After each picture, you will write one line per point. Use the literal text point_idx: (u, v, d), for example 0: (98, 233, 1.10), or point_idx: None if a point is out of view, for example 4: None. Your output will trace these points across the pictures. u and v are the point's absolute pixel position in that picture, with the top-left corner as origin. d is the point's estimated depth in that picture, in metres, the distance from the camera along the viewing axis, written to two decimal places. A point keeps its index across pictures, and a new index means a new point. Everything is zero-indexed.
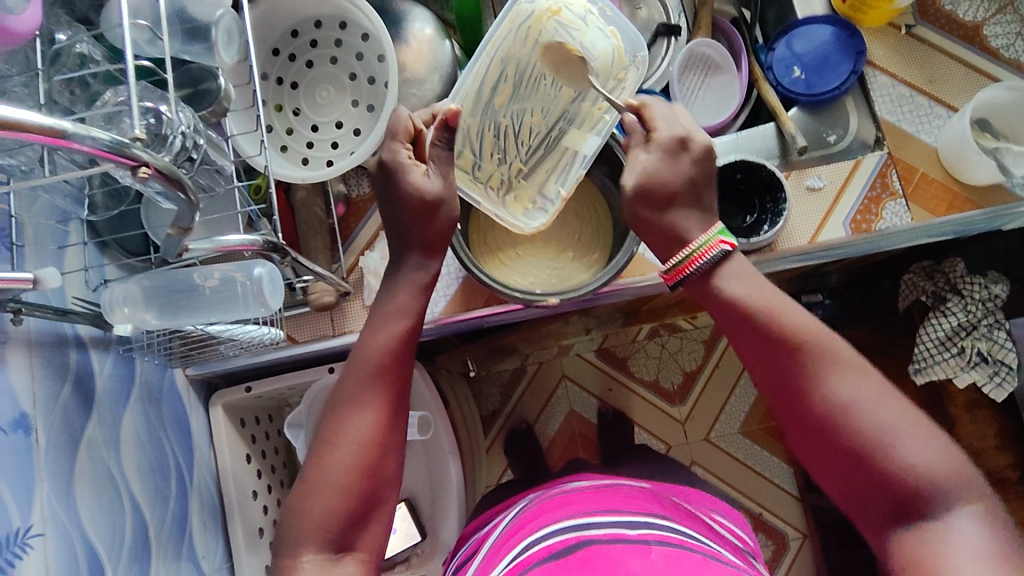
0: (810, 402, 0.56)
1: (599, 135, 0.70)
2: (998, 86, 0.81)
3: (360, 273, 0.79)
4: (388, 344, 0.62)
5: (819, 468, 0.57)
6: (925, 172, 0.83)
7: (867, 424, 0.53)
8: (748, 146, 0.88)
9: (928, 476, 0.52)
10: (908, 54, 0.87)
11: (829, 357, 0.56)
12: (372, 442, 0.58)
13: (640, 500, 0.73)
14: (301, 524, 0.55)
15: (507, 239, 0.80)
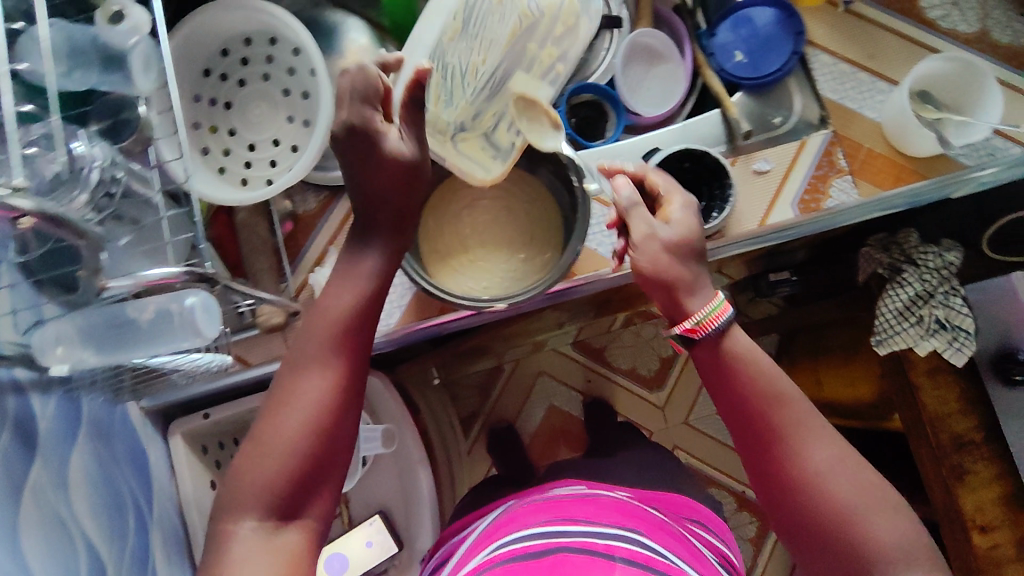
0: (792, 467, 0.62)
1: (552, 85, 0.79)
2: (936, 57, 0.80)
3: (310, 291, 0.78)
4: (349, 301, 0.62)
5: (793, 531, 0.62)
6: (870, 148, 0.83)
7: (838, 495, 0.59)
8: (694, 132, 0.86)
9: (874, 534, 0.57)
10: (847, 30, 0.86)
11: (814, 429, 0.63)
12: (325, 405, 0.58)
13: (611, 509, 0.73)
14: (245, 488, 0.55)
15: (457, 244, 0.79)
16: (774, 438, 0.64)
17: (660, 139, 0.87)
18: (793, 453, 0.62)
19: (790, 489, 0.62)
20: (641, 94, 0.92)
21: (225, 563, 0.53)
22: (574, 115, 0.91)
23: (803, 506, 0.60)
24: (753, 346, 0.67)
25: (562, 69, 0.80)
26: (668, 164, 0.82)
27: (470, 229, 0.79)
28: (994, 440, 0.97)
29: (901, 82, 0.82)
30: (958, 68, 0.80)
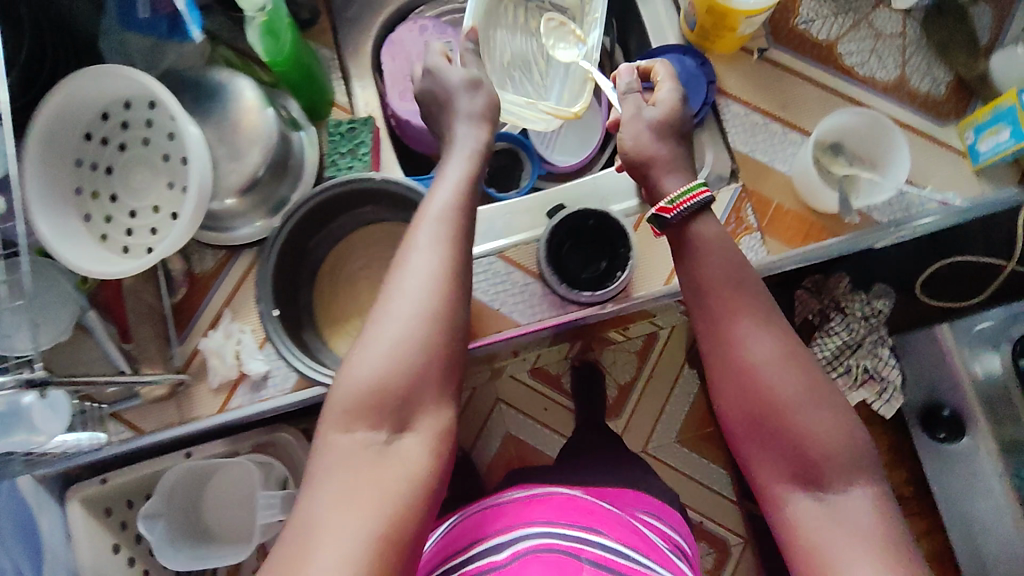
0: (748, 353, 0.61)
1: None
2: (843, 112, 0.78)
3: (202, 358, 0.77)
4: (448, 203, 0.63)
5: (748, 445, 0.61)
6: (780, 203, 0.81)
7: (790, 413, 0.58)
8: (607, 185, 0.82)
9: (822, 446, 0.57)
10: (761, 79, 0.83)
11: (747, 310, 0.63)
12: (431, 299, 0.59)
13: (563, 507, 0.66)
14: (354, 390, 0.55)
15: (355, 307, 0.77)
16: (737, 314, 0.63)
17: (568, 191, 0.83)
18: (727, 341, 0.62)
19: (739, 385, 0.61)
20: (558, 143, 0.91)
21: (315, 489, 0.52)
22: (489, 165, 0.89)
23: (750, 407, 0.60)
24: (715, 237, 0.66)
25: None
26: (572, 221, 0.79)
27: (368, 291, 0.77)
28: (920, 494, 1.02)
29: (809, 135, 0.80)
30: (867, 123, 0.78)
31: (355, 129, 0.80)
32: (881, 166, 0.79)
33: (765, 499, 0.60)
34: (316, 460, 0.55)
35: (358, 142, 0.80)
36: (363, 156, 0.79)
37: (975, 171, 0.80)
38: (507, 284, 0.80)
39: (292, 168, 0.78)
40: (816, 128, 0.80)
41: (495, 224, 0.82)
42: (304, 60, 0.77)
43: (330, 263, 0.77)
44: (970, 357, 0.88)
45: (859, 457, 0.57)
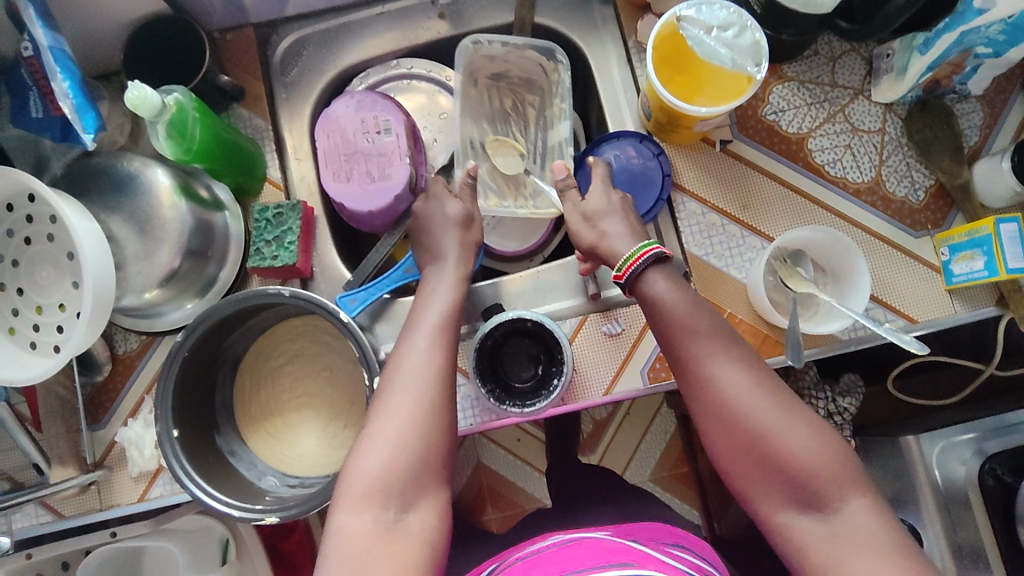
0: (717, 389, 0.59)
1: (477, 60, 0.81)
2: (805, 227, 0.72)
3: (121, 446, 0.75)
4: (443, 315, 0.66)
5: (742, 479, 0.58)
6: (733, 313, 0.75)
7: (780, 441, 0.56)
8: (549, 283, 0.79)
9: (814, 467, 0.55)
10: (721, 175, 0.77)
11: (713, 343, 0.61)
12: (434, 386, 0.61)
13: (599, 552, 0.59)
14: (362, 477, 0.57)
15: (273, 405, 0.74)
16: (703, 356, 0.61)
17: (510, 287, 0.79)
18: (700, 377, 0.60)
19: (717, 418, 0.59)
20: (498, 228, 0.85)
21: (342, 554, 0.54)
22: None
23: (736, 446, 0.58)
24: (670, 290, 0.64)
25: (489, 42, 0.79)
26: (512, 323, 0.76)
27: (289, 387, 0.74)
28: None
29: (769, 244, 0.73)
30: (827, 238, 0.72)
31: (282, 215, 0.76)
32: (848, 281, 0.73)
33: (769, 532, 0.57)
34: (335, 540, 0.55)
35: (284, 230, 0.76)
36: (289, 245, 0.75)
37: (948, 292, 0.73)
38: None
39: (216, 254, 0.75)
40: (777, 238, 0.73)
41: None
42: (223, 139, 0.72)
43: (250, 357, 0.74)
44: (935, 460, 0.83)
45: (846, 470, 0.55)
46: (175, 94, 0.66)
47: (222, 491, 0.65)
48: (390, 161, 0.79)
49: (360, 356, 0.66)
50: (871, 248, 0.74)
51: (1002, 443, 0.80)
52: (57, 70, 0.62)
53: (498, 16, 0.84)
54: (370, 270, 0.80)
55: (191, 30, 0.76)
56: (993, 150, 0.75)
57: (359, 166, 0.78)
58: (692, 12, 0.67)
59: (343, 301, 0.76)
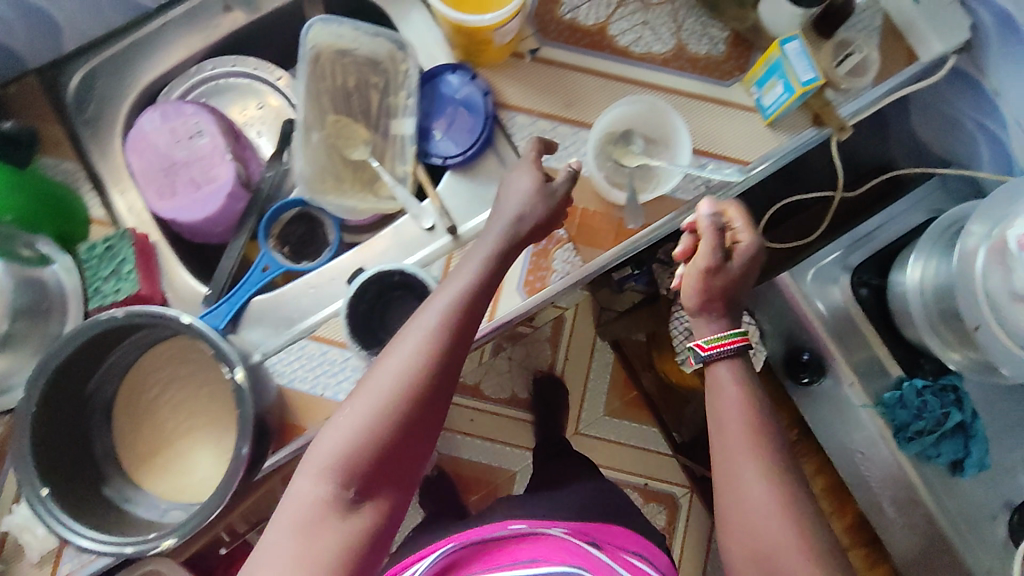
0: (745, 486, 0.63)
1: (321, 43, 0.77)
2: (625, 100, 0.77)
3: (12, 536, 0.70)
4: (450, 306, 0.64)
5: (742, 574, 0.62)
6: (585, 207, 0.77)
7: (759, 531, 0.61)
8: (408, 235, 0.78)
9: (782, 561, 0.59)
10: (538, 82, 0.79)
11: (761, 467, 0.63)
12: (412, 379, 0.60)
13: (560, 550, 0.67)
14: (323, 452, 0.58)
15: (160, 438, 0.70)
16: (728, 432, 0.66)
17: (373, 248, 0.79)
18: (729, 473, 0.64)
19: (736, 509, 0.63)
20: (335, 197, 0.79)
21: (281, 518, 0.56)
22: (286, 241, 0.82)
23: (730, 518, 0.63)
24: (740, 392, 0.67)
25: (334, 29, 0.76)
26: (381, 281, 0.74)
27: (170, 416, 0.71)
28: (807, 434, 1.00)
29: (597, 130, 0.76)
30: (649, 109, 0.77)
31: (112, 247, 0.73)
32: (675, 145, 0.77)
33: None
34: (283, 504, 0.57)
35: (119, 261, 0.72)
36: (128, 275, 0.72)
37: (768, 125, 0.77)
38: (326, 365, 0.74)
39: (53, 307, 0.71)
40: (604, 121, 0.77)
41: (303, 302, 0.77)
42: (40, 187, 0.72)
43: (122, 398, 0.71)
44: (813, 293, 0.87)
45: None
46: None
47: (107, 535, 0.62)
48: (212, 163, 0.76)
49: (217, 352, 0.61)
50: (690, 108, 0.78)
51: (861, 253, 0.88)
52: None
53: None
54: (228, 277, 0.79)
55: None
56: None
57: (182, 176, 0.76)
58: None
59: (207, 318, 0.75)
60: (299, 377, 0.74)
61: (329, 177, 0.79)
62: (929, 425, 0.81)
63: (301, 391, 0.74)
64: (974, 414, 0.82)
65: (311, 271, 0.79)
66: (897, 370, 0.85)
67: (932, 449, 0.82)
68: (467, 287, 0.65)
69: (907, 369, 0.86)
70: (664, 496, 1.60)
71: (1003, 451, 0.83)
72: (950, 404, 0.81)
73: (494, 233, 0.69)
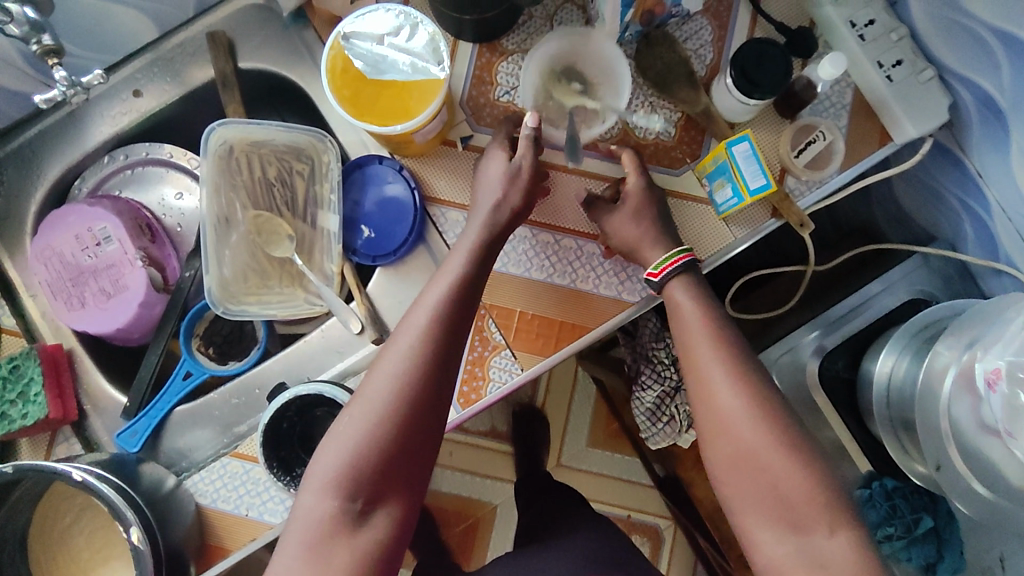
0: (715, 400, 0.59)
1: (218, 145, 0.70)
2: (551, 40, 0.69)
3: None
4: (442, 299, 0.60)
5: (745, 503, 0.57)
6: (523, 310, 0.71)
7: (733, 429, 0.58)
8: (336, 342, 0.74)
9: (763, 460, 0.56)
10: (471, 174, 0.73)
11: (728, 370, 0.60)
12: (412, 379, 0.57)
13: None
14: (329, 463, 0.55)
15: (78, 567, 0.67)
16: (688, 339, 0.63)
17: (298, 353, 0.74)
18: (701, 395, 0.60)
19: (715, 428, 0.59)
20: (261, 296, 0.74)
21: (295, 534, 0.54)
22: (212, 342, 0.77)
23: (704, 429, 0.60)
24: (695, 304, 0.64)
25: (228, 129, 0.69)
26: (303, 396, 0.70)
27: (88, 543, 0.68)
28: None
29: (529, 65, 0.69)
30: (573, 38, 0.69)
31: (18, 366, 0.69)
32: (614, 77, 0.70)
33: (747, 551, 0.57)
34: (292, 522, 0.55)
35: (27, 381, 0.69)
36: (36, 397, 0.69)
37: (722, 219, 0.71)
38: (248, 485, 0.69)
39: None
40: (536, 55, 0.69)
41: (230, 412, 0.74)
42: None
43: (36, 528, 0.68)
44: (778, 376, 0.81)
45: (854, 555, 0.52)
46: None
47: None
48: (122, 270, 0.72)
49: (111, 509, 0.60)
50: None
51: (838, 337, 0.81)
52: None
53: (200, 73, 0.76)
54: (150, 379, 0.74)
55: None
56: (727, 64, 0.71)
57: (90, 287, 0.71)
58: (357, 26, 0.62)
59: (123, 437, 0.71)
60: (222, 497, 0.69)
61: (251, 275, 0.74)
62: (899, 530, 0.76)
63: (224, 512, 0.69)
64: (948, 518, 0.77)
65: (237, 378, 0.75)
66: (867, 466, 0.79)
67: (903, 553, 0.77)
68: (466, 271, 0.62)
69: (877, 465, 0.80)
70: (647, 529, 1.51)
71: (979, 551, 0.78)
72: (922, 507, 0.76)
73: (483, 209, 0.64)
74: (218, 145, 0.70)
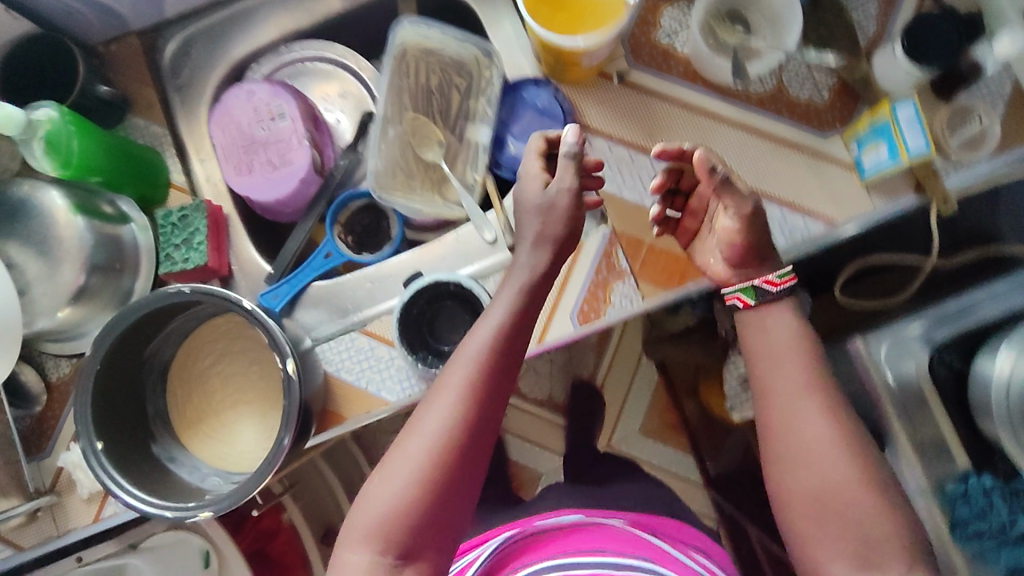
0: (804, 427, 0.61)
1: (399, 44, 0.76)
2: None
3: (67, 471, 0.75)
4: (474, 366, 0.61)
5: (820, 541, 0.58)
6: (652, 244, 0.75)
7: (820, 464, 0.60)
8: (468, 249, 0.79)
9: (849, 497, 0.58)
10: (622, 108, 0.76)
11: (817, 398, 0.62)
12: (449, 443, 0.59)
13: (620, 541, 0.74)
14: (364, 521, 0.58)
15: (208, 405, 0.73)
16: (778, 364, 0.64)
17: (431, 254, 0.79)
18: (783, 419, 0.62)
19: (798, 461, 0.60)
20: (407, 195, 0.79)
21: None
22: (351, 230, 0.83)
23: (785, 457, 0.61)
24: (790, 327, 0.66)
25: (412, 29, 0.75)
26: (434, 287, 0.75)
27: (220, 386, 0.74)
28: None
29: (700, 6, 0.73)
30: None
31: (187, 216, 0.75)
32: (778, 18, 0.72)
33: None
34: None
35: (192, 231, 0.75)
36: (199, 245, 0.75)
37: (864, 186, 0.72)
38: (371, 359, 0.75)
39: (127, 266, 0.74)
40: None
41: (360, 294, 0.78)
42: (124, 149, 0.73)
43: (179, 362, 0.74)
44: (887, 362, 0.81)
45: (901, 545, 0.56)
46: (43, 108, 0.65)
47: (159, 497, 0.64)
48: (288, 147, 0.78)
49: (272, 339, 0.63)
50: (779, 155, 0.74)
51: (948, 330, 0.80)
52: None
53: None
54: (291, 257, 0.80)
55: (64, 49, 0.75)
56: (893, 36, 0.72)
57: (259, 156, 0.77)
58: None
59: (266, 298, 0.77)
60: (345, 367, 0.75)
61: (400, 173, 0.79)
62: (991, 528, 0.75)
63: (345, 381, 0.75)
64: None
65: (371, 266, 0.80)
66: (966, 463, 0.79)
67: (991, 555, 0.76)
68: (490, 340, 0.63)
69: (974, 462, 0.80)
70: None
71: None
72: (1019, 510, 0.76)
73: (522, 273, 0.66)
74: (396, 44, 0.76)
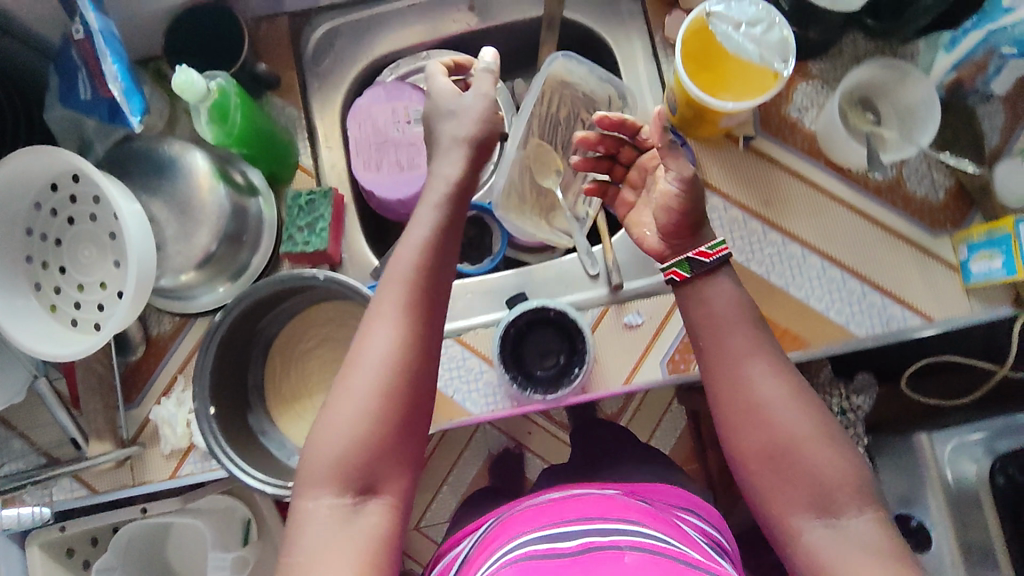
0: (756, 392, 0.59)
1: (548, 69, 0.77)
2: (865, 66, 0.75)
3: (155, 423, 0.77)
4: (399, 294, 0.58)
5: (780, 500, 0.57)
6: None
7: (776, 420, 0.58)
8: (569, 282, 0.81)
9: (806, 452, 0.56)
10: (743, 172, 0.78)
11: (764, 355, 0.60)
12: (399, 368, 0.57)
13: (603, 505, 0.59)
14: (324, 458, 0.56)
15: (303, 386, 0.76)
16: (724, 330, 0.62)
17: (533, 277, 0.82)
18: (736, 379, 0.60)
19: (748, 423, 0.59)
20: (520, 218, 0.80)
21: (302, 536, 0.54)
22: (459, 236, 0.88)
23: (736, 419, 0.59)
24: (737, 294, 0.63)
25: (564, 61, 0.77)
26: (535, 312, 0.79)
27: (318, 369, 0.76)
28: None
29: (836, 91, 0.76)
30: (890, 74, 0.75)
31: (314, 201, 0.78)
32: (908, 113, 0.75)
33: (776, 534, 0.57)
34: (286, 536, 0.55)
35: (317, 216, 0.77)
36: (320, 232, 0.77)
37: (965, 289, 0.75)
38: (461, 370, 0.78)
39: (249, 239, 0.77)
40: (844, 84, 0.76)
41: (460, 304, 0.81)
42: (261, 129, 0.75)
43: (281, 340, 0.77)
44: (947, 463, 0.83)
45: (862, 490, 0.55)
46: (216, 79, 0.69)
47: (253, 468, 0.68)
48: (418, 151, 0.81)
49: None
50: (890, 245, 0.76)
51: (1009, 442, 0.81)
52: (107, 53, 0.63)
53: (528, 9, 0.85)
54: None
55: (227, 24, 0.78)
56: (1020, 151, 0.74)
57: (389, 155, 0.80)
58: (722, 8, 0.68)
59: None
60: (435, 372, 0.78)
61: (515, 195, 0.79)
62: None
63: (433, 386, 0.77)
64: None
65: (475, 278, 0.82)
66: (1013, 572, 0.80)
67: None
68: (402, 271, 0.59)
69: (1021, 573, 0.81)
70: None
71: None
72: None
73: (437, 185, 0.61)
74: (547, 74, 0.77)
